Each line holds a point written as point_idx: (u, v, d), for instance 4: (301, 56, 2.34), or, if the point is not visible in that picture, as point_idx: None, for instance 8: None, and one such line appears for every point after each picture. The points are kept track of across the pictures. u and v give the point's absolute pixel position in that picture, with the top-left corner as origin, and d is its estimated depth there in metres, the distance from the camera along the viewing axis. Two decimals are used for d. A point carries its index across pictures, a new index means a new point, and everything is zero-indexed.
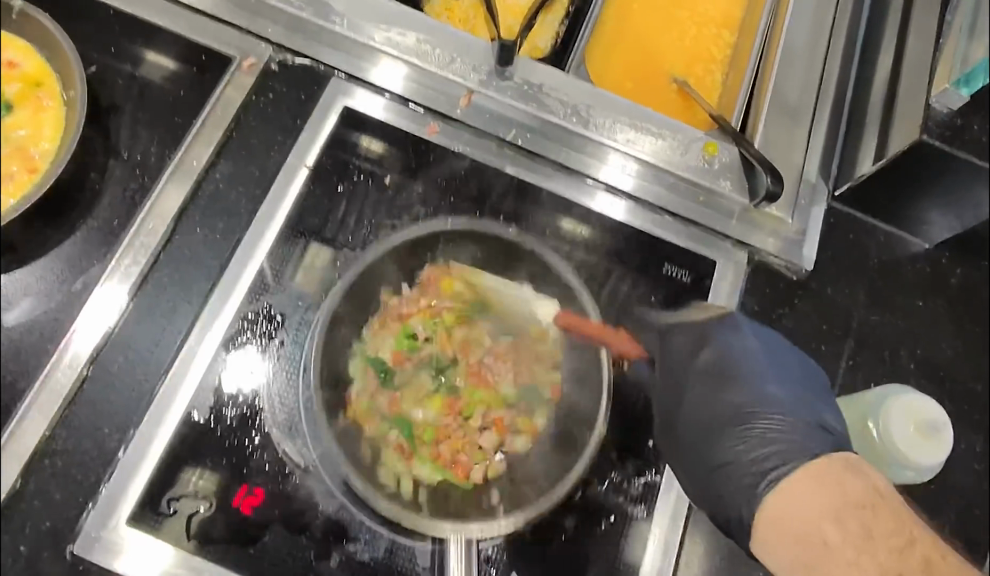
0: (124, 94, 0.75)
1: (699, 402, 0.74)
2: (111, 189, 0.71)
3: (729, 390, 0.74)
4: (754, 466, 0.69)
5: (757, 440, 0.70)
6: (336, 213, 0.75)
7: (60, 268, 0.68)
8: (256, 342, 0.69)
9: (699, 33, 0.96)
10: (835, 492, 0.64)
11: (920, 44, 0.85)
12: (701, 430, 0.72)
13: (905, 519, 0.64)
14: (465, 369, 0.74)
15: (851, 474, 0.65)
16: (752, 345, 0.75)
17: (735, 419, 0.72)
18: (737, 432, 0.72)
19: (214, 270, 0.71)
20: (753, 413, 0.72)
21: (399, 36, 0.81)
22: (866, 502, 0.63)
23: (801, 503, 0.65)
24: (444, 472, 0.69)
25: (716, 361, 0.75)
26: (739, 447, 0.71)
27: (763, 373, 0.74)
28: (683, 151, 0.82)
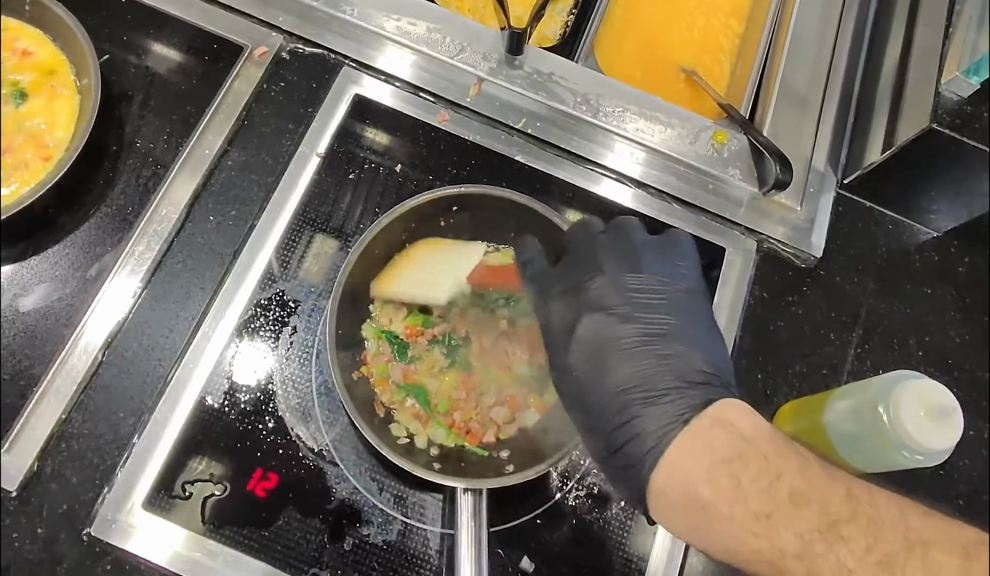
0: (137, 83, 0.75)
1: (588, 367, 0.66)
2: (125, 176, 0.71)
3: (627, 358, 0.66)
4: (659, 432, 0.62)
5: (651, 406, 0.64)
6: (339, 204, 0.75)
7: (75, 254, 0.68)
8: (269, 328, 0.69)
9: (707, 23, 0.97)
10: (705, 450, 0.61)
11: (929, 32, 0.85)
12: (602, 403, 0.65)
13: (778, 454, 0.61)
14: (477, 347, 0.74)
15: (719, 430, 0.61)
16: (631, 297, 0.67)
17: (635, 386, 0.65)
18: (638, 406, 0.64)
19: (227, 257, 0.71)
20: (651, 378, 0.65)
21: (409, 25, 0.81)
22: (734, 453, 0.60)
23: (683, 471, 0.61)
24: (459, 439, 0.70)
25: (604, 325, 0.66)
26: (638, 419, 0.64)
27: (652, 326, 0.67)
28: (692, 139, 0.83)
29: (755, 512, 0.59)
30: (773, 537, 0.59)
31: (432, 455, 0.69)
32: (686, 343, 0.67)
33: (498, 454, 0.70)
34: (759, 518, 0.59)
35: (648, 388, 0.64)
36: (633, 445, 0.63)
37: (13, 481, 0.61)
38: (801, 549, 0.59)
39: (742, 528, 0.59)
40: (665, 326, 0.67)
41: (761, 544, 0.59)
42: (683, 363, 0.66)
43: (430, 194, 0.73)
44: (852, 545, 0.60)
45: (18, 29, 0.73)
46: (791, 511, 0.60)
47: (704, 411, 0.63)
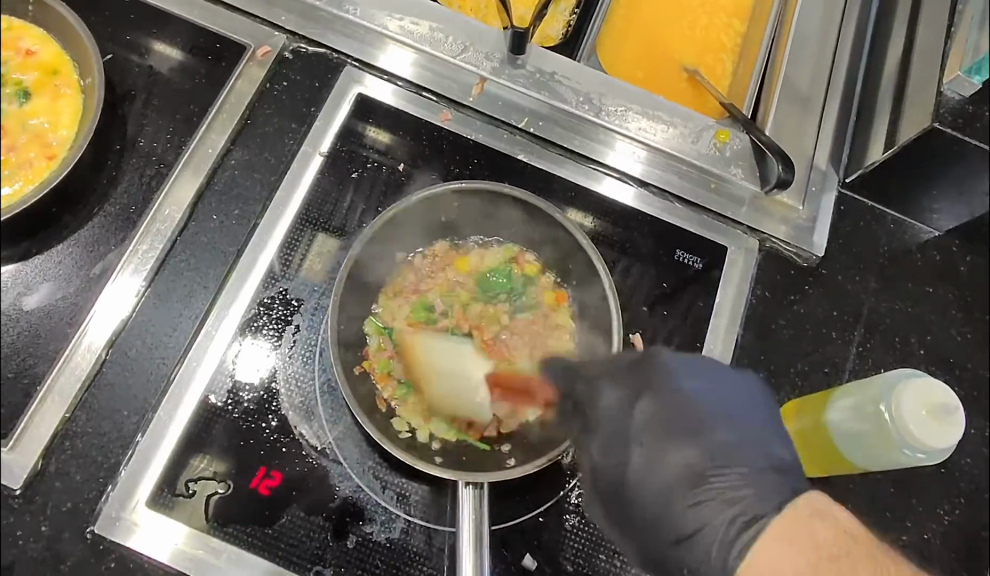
0: (140, 82, 0.76)
1: (641, 463, 0.61)
2: (128, 175, 0.72)
3: (684, 451, 0.61)
4: (727, 528, 0.58)
5: (717, 500, 0.59)
6: (339, 206, 0.75)
7: (78, 253, 0.68)
8: (272, 327, 0.69)
9: (710, 22, 0.97)
10: (807, 541, 0.54)
11: (931, 32, 0.85)
12: (654, 497, 0.60)
13: (879, 557, 0.55)
14: (478, 341, 0.74)
15: (819, 520, 0.55)
16: (688, 386, 0.62)
17: (695, 475, 0.60)
18: (705, 493, 0.59)
19: (230, 256, 0.71)
20: (712, 469, 0.60)
21: (412, 24, 0.81)
22: (838, 549, 0.53)
23: (777, 562, 0.54)
24: (461, 433, 0.70)
25: (658, 411, 0.62)
26: (703, 509, 0.59)
27: (709, 411, 0.62)
28: (694, 139, 0.83)
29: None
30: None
31: (434, 449, 0.70)
32: (743, 428, 0.62)
33: (500, 448, 0.70)
34: None
35: (711, 478, 0.60)
36: (697, 539, 0.59)
37: (17, 478, 0.61)
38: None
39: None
40: (724, 414, 0.62)
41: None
42: (743, 449, 0.61)
43: (427, 192, 0.71)
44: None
45: (22, 29, 0.73)
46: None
47: (796, 503, 0.57)
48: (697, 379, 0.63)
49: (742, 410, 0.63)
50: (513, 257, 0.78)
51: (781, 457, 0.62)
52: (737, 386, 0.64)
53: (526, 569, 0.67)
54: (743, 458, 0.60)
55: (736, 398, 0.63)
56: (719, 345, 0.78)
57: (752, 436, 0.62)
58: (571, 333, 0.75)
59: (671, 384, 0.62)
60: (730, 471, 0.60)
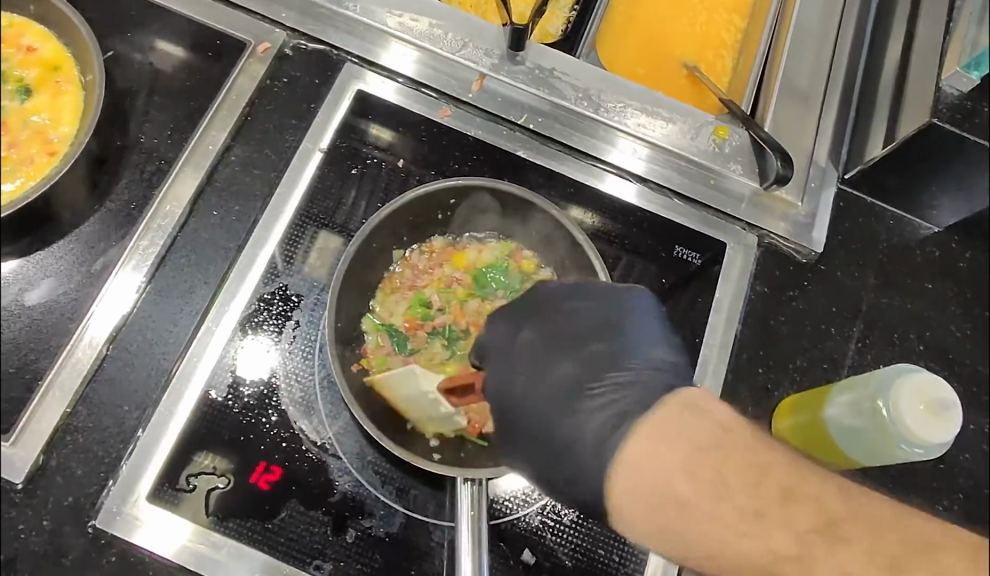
0: (141, 79, 0.76)
1: (523, 381, 0.59)
2: (129, 171, 0.72)
3: (568, 360, 0.59)
4: (598, 431, 0.55)
5: (592, 406, 0.56)
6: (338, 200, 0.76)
7: (79, 249, 0.68)
8: (272, 322, 0.69)
9: (709, 18, 0.98)
10: (677, 437, 0.51)
11: (930, 28, 0.85)
12: (537, 412, 0.58)
13: (756, 445, 0.52)
14: (476, 339, 0.74)
15: (691, 415, 0.52)
16: (565, 308, 0.61)
17: (574, 389, 0.58)
18: (586, 398, 0.57)
19: (231, 253, 0.72)
20: (592, 378, 0.58)
21: (411, 21, 0.81)
22: (710, 443, 0.51)
23: (652, 459, 0.51)
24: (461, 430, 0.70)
25: (539, 333, 0.61)
26: (581, 415, 0.56)
27: (587, 329, 0.60)
28: (693, 135, 0.83)
29: (744, 510, 0.50)
30: (766, 540, 0.50)
31: (433, 445, 0.70)
32: (630, 340, 0.60)
33: (498, 445, 0.71)
34: (747, 517, 0.50)
35: (590, 386, 0.57)
36: (575, 447, 0.56)
37: (19, 473, 0.62)
38: (800, 552, 0.50)
39: (726, 529, 0.50)
40: (611, 330, 0.60)
41: (752, 548, 0.50)
42: (632, 367, 0.58)
43: (423, 188, 0.72)
44: (855, 549, 0.51)
45: (23, 25, 0.74)
46: (784, 508, 0.51)
47: (663, 398, 0.54)
48: (578, 303, 0.61)
49: (634, 325, 0.61)
50: (510, 254, 0.78)
51: (665, 362, 0.59)
52: (624, 302, 0.61)
53: (526, 564, 0.67)
54: (629, 364, 0.58)
55: (627, 316, 0.61)
56: (719, 341, 0.79)
57: (644, 347, 0.59)
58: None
59: (552, 310, 0.61)
60: (610, 376, 0.57)
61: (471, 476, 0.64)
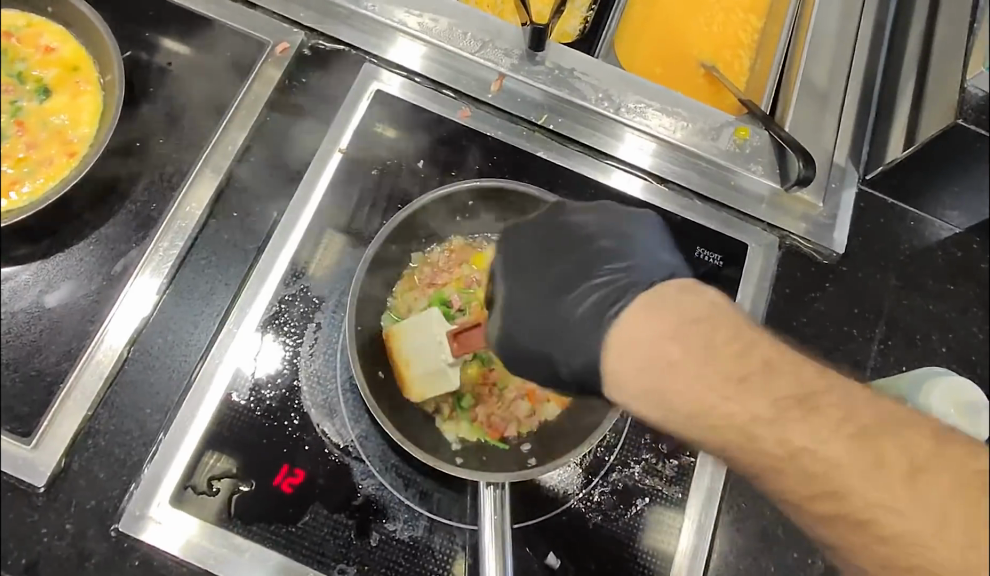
0: (159, 78, 0.75)
1: (528, 278, 0.58)
2: (149, 172, 0.71)
3: (568, 253, 0.58)
4: (593, 309, 0.54)
5: (589, 292, 0.55)
6: (349, 201, 0.75)
7: (99, 250, 0.68)
8: (293, 324, 0.69)
9: (726, 17, 0.97)
10: (671, 310, 0.50)
11: (952, 29, 0.84)
12: (539, 302, 0.57)
13: (744, 325, 0.51)
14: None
15: (684, 293, 0.51)
16: (577, 214, 0.59)
17: (574, 280, 0.57)
18: (586, 286, 0.56)
19: (251, 254, 0.71)
20: (596, 270, 0.56)
21: (431, 21, 0.81)
22: (702, 314, 0.49)
23: (643, 325, 0.50)
24: (480, 433, 0.70)
25: (545, 232, 0.59)
26: (580, 299, 0.55)
27: (596, 229, 0.59)
28: (714, 136, 0.83)
29: (725, 376, 0.49)
30: (745, 402, 0.49)
31: (454, 448, 0.69)
32: (639, 242, 0.57)
33: (520, 448, 0.70)
34: (731, 381, 0.49)
35: (593, 276, 0.56)
36: (569, 328, 0.55)
37: (41, 477, 0.61)
38: (775, 415, 0.49)
39: (710, 392, 0.49)
40: (621, 230, 0.58)
41: (731, 411, 0.49)
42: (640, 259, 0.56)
43: (442, 189, 0.71)
44: (828, 417, 0.50)
45: (41, 25, 0.73)
46: (763, 378, 0.50)
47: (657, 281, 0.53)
48: (587, 207, 0.60)
49: (648, 231, 0.59)
50: None
51: (672, 265, 0.57)
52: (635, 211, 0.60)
53: (550, 566, 0.67)
54: (634, 258, 0.56)
55: (636, 223, 0.59)
56: None
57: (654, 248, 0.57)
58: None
59: (555, 215, 0.60)
60: (612, 266, 0.56)
61: (492, 481, 0.62)
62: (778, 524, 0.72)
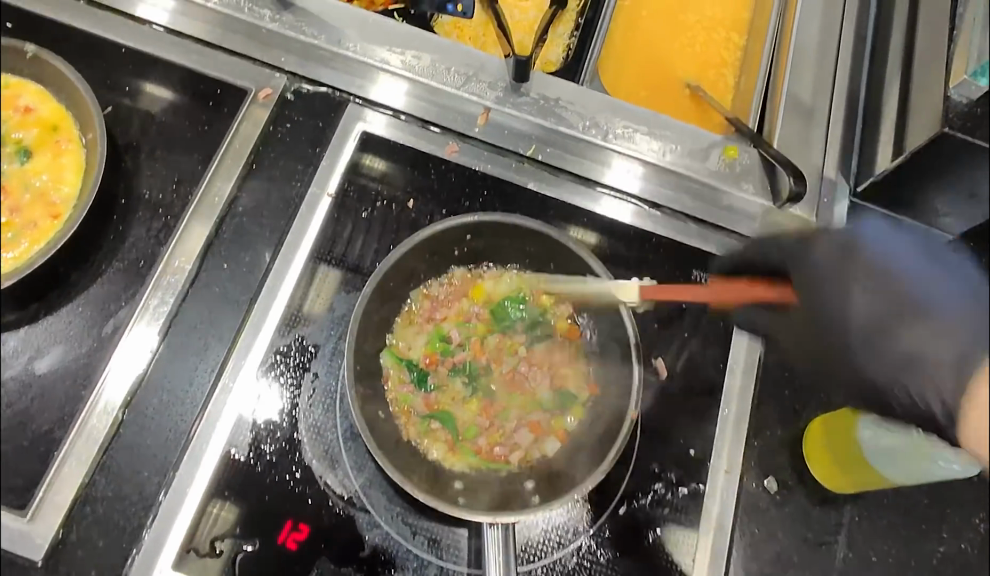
0: (141, 133, 0.75)
1: (833, 318, 0.65)
2: (136, 229, 0.70)
3: (866, 276, 0.65)
4: (951, 374, 0.62)
5: (924, 333, 0.62)
6: (350, 244, 0.74)
7: (89, 312, 0.67)
8: (290, 375, 0.68)
9: (708, 37, 1.00)
10: None
11: (934, 37, 0.84)
12: (860, 336, 0.65)
13: None
14: (498, 376, 0.72)
15: None
16: (873, 249, 0.66)
17: (882, 325, 0.64)
18: (907, 325, 0.63)
19: (243, 305, 0.70)
20: (892, 316, 0.63)
21: (414, 58, 0.80)
22: None
23: None
24: (483, 463, 0.67)
25: (838, 257, 0.66)
26: (912, 337, 0.63)
27: (887, 268, 0.65)
28: (703, 158, 0.82)
29: None
30: None
31: (457, 488, 0.65)
32: (903, 266, 0.65)
33: (523, 486, 0.66)
34: None
35: (896, 325, 0.63)
36: (920, 356, 0.63)
37: (39, 550, 0.60)
38: None
39: None
40: (900, 301, 0.63)
41: None
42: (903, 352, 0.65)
43: (445, 222, 0.70)
44: None
45: (19, 85, 0.72)
46: None
47: None
48: (841, 238, 0.66)
49: (900, 270, 0.65)
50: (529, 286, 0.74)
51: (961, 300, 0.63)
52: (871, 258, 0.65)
53: None
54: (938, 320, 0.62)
55: (862, 239, 0.67)
56: (744, 366, 0.76)
57: (934, 291, 0.63)
58: (586, 362, 0.72)
59: (836, 265, 0.66)
60: (911, 321, 0.62)
61: (497, 520, 0.61)
62: (790, 549, 0.71)
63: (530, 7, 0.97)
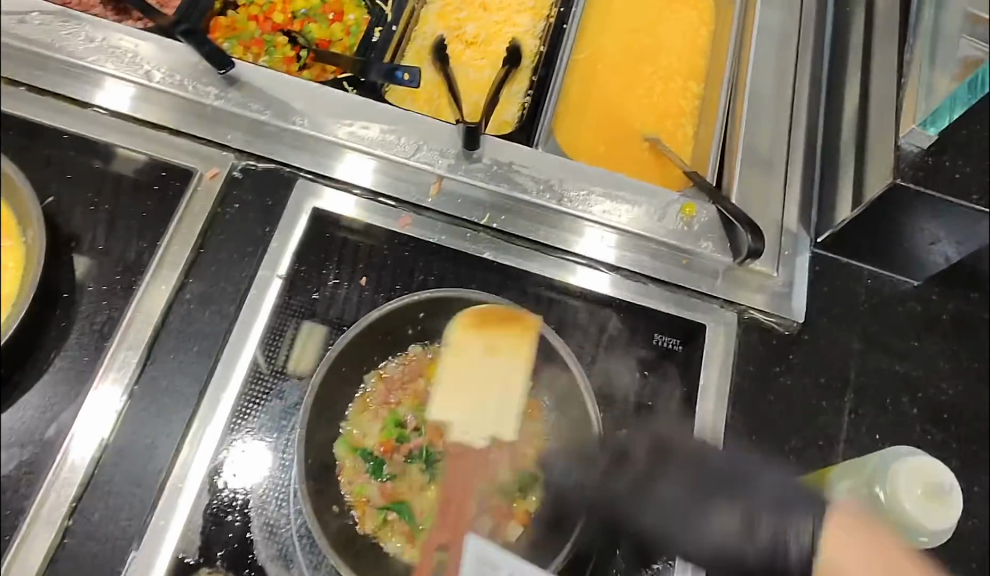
0: (84, 222, 0.74)
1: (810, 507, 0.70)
2: (79, 323, 0.69)
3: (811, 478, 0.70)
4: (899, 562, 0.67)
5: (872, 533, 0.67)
6: (323, 286, 0.75)
7: (30, 415, 0.65)
8: (242, 471, 0.66)
9: (664, 87, 1.00)
10: None
11: (885, 85, 0.84)
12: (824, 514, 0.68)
13: None
14: (456, 459, 0.69)
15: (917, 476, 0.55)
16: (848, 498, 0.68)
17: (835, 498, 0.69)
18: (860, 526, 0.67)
19: (193, 397, 0.68)
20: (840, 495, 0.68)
21: (362, 129, 0.80)
22: None
23: None
24: (444, 554, 0.65)
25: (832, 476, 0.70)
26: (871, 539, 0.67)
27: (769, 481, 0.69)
28: (659, 216, 0.82)
29: None
30: None
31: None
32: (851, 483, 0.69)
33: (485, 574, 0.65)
34: None
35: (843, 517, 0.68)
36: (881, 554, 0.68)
37: None
38: None
39: None
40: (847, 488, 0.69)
41: None
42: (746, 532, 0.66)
43: (400, 299, 0.72)
44: None
45: None
46: None
47: None
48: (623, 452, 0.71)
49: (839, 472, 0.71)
50: None
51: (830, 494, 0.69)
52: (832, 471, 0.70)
53: None
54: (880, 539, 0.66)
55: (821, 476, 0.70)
56: (712, 432, 0.75)
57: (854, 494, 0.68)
58: (547, 438, 0.71)
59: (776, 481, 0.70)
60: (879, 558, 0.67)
61: None
62: None
63: (485, 66, 0.97)
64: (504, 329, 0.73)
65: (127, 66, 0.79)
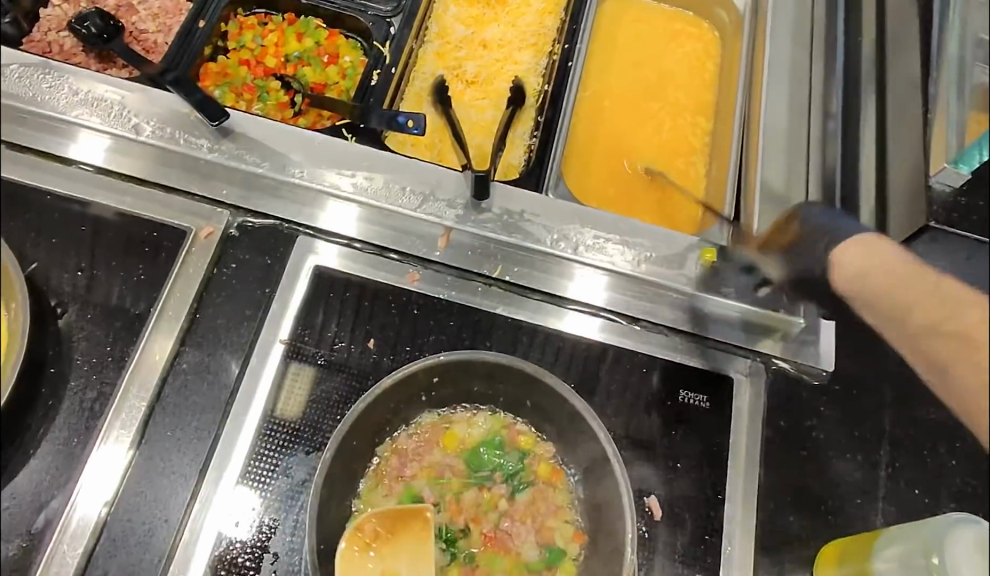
0: (71, 289, 0.69)
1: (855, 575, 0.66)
2: (67, 401, 0.64)
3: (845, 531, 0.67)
4: None
5: None
6: (327, 342, 0.71)
7: (16, 504, 0.60)
8: (246, 560, 0.61)
9: (673, 123, 0.96)
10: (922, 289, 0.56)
11: (907, 120, 0.80)
12: None
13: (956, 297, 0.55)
14: (479, 536, 0.65)
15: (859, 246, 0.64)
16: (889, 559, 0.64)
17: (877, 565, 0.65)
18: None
19: (193, 477, 0.64)
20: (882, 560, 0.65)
21: (365, 180, 0.76)
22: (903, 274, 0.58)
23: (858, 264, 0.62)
24: None
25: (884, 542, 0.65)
26: None
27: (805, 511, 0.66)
28: (680, 264, 0.77)
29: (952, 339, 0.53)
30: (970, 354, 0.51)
31: None
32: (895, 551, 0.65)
33: None
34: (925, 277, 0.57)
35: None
36: None
37: None
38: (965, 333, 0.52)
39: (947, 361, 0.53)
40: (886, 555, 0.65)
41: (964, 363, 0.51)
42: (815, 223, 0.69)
43: (403, 369, 0.65)
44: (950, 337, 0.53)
45: None
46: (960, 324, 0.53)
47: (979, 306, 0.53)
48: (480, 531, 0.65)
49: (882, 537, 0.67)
50: (505, 428, 0.69)
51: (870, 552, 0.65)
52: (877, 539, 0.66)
53: None
54: None
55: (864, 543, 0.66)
56: (742, 494, 0.71)
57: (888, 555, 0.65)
58: (573, 510, 0.67)
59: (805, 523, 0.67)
60: None
61: None
62: None
63: (488, 107, 0.93)
64: (396, 545, 0.60)
65: (113, 119, 0.74)
